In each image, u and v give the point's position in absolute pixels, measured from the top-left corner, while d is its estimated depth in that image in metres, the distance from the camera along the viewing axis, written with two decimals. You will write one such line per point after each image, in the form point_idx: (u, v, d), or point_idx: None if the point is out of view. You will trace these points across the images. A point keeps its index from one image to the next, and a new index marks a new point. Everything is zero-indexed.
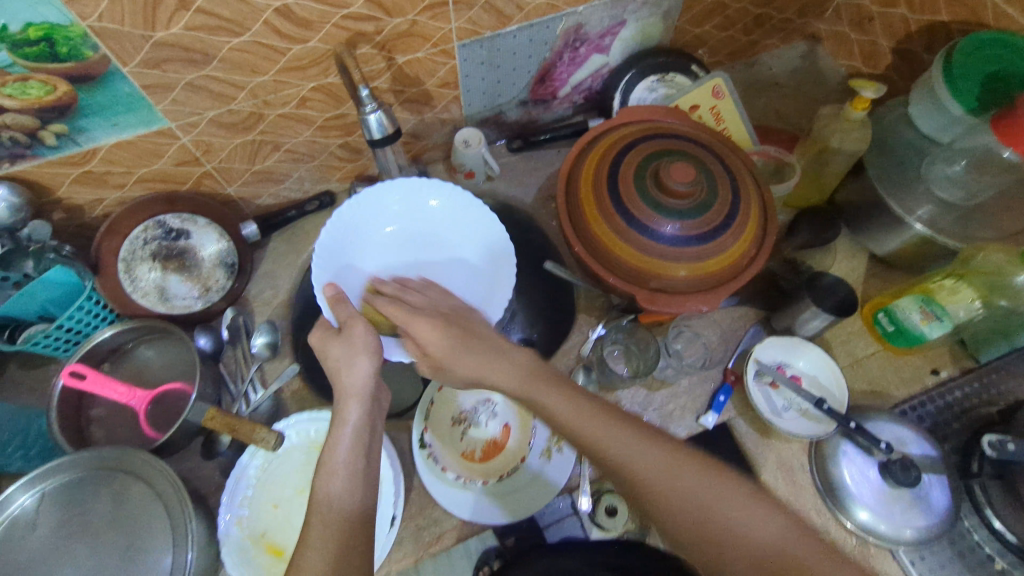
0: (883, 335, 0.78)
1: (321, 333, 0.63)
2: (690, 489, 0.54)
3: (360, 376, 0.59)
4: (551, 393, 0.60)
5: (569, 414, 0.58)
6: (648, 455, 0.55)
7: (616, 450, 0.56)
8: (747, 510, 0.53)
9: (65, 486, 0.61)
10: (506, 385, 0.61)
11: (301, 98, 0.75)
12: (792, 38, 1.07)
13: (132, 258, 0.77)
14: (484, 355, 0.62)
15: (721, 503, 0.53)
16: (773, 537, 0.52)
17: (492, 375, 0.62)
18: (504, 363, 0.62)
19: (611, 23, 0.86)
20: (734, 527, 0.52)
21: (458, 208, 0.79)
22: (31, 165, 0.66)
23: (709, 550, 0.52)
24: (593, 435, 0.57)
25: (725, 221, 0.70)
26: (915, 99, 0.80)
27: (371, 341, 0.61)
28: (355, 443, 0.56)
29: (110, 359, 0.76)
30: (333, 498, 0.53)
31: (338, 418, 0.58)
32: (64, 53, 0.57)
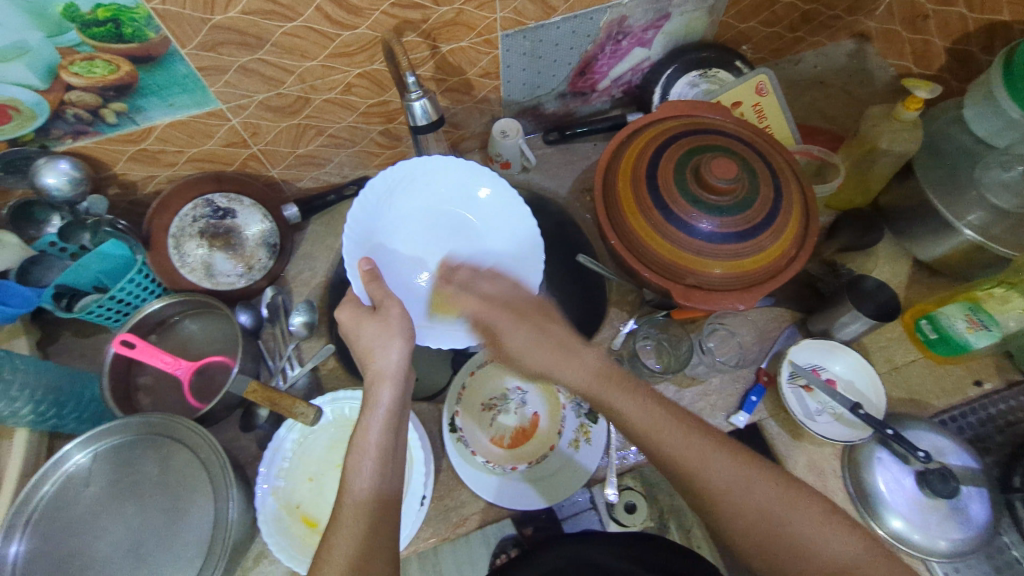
0: (924, 342, 0.76)
1: (353, 310, 0.65)
2: (762, 503, 0.53)
3: (391, 359, 0.61)
4: (617, 395, 0.60)
5: (640, 419, 0.57)
6: (726, 472, 0.54)
7: (691, 463, 0.55)
8: (824, 531, 0.52)
9: (116, 447, 0.64)
10: (574, 381, 0.62)
11: (346, 84, 0.77)
12: (840, 36, 1.05)
13: (181, 233, 0.80)
14: (556, 351, 0.63)
15: (794, 519, 0.52)
16: (847, 556, 0.51)
17: (563, 372, 0.63)
18: (573, 362, 0.62)
19: (655, 16, 0.85)
20: (810, 544, 0.51)
21: (506, 202, 0.80)
22: (92, 141, 0.69)
23: (783, 563, 0.51)
24: (665, 450, 0.56)
25: (765, 220, 0.69)
26: (970, 100, 0.77)
27: (405, 326, 0.63)
28: (389, 423, 0.58)
29: (157, 331, 0.80)
30: (360, 481, 0.54)
31: (370, 399, 0.59)
32: (128, 33, 0.59)
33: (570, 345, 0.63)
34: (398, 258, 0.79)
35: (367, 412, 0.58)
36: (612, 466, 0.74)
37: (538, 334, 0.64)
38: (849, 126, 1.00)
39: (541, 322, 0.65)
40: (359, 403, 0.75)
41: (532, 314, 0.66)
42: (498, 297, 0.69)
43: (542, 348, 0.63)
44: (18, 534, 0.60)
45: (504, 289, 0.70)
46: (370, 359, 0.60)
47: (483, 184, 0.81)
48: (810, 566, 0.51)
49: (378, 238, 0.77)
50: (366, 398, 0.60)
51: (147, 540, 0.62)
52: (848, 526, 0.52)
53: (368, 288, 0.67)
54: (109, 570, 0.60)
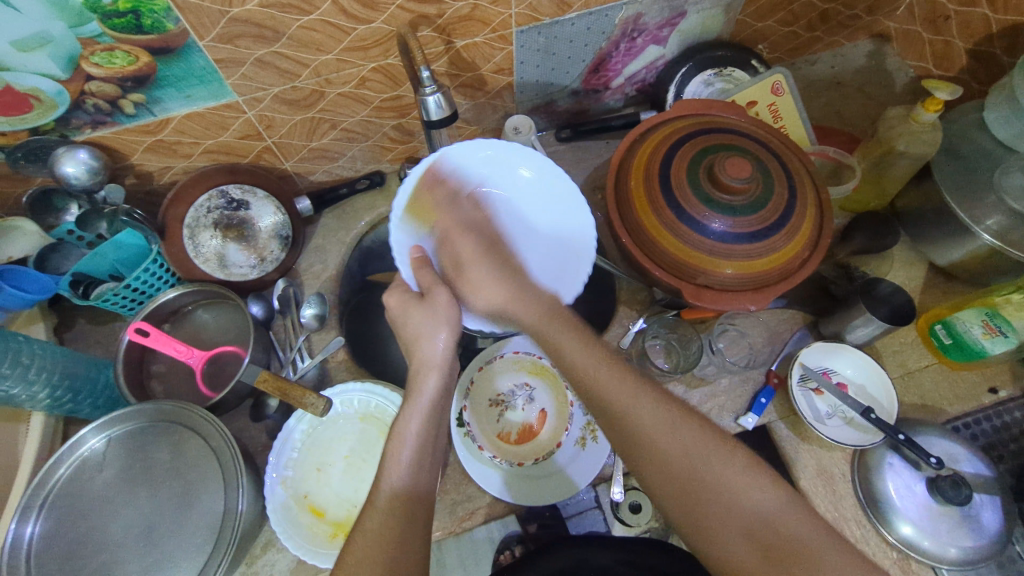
0: (939, 347, 0.75)
1: (401, 296, 0.65)
2: (687, 447, 0.53)
3: (436, 347, 0.60)
4: (568, 338, 0.62)
5: (583, 360, 0.60)
6: (650, 413, 0.55)
7: (622, 404, 0.56)
8: (747, 481, 0.52)
9: (130, 433, 0.65)
10: (525, 318, 0.67)
11: (361, 78, 0.77)
12: (858, 36, 1.03)
13: (196, 224, 0.80)
14: (513, 287, 0.69)
15: (715, 467, 0.52)
16: (766, 508, 0.51)
17: (516, 310, 0.68)
18: (529, 299, 0.68)
19: (671, 14, 0.85)
20: (731, 493, 0.51)
21: (549, 184, 0.78)
22: (110, 131, 0.70)
23: (697, 508, 0.51)
24: (599, 387, 0.57)
25: (779, 221, 0.69)
26: (992, 104, 0.76)
27: (452, 314, 0.62)
28: (428, 416, 0.58)
29: (170, 320, 0.81)
30: (397, 474, 0.54)
31: (414, 389, 0.59)
32: (148, 24, 0.59)
33: (528, 287, 0.70)
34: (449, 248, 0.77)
35: (410, 401, 0.58)
36: (618, 464, 0.76)
37: (497, 268, 0.72)
38: (866, 127, 0.98)
39: (504, 259, 0.74)
40: (368, 396, 0.76)
41: (498, 252, 0.74)
42: (470, 228, 0.76)
43: (500, 286, 0.69)
44: (34, 514, 0.61)
45: (470, 218, 0.76)
46: (416, 347, 0.61)
47: (521, 163, 0.78)
48: (731, 514, 0.51)
49: (422, 228, 0.76)
50: (410, 386, 0.60)
51: (159, 525, 0.62)
52: (773, 482, 0.52)
53: (416, 274, 0.67)
54: (121, 553, 0.61)
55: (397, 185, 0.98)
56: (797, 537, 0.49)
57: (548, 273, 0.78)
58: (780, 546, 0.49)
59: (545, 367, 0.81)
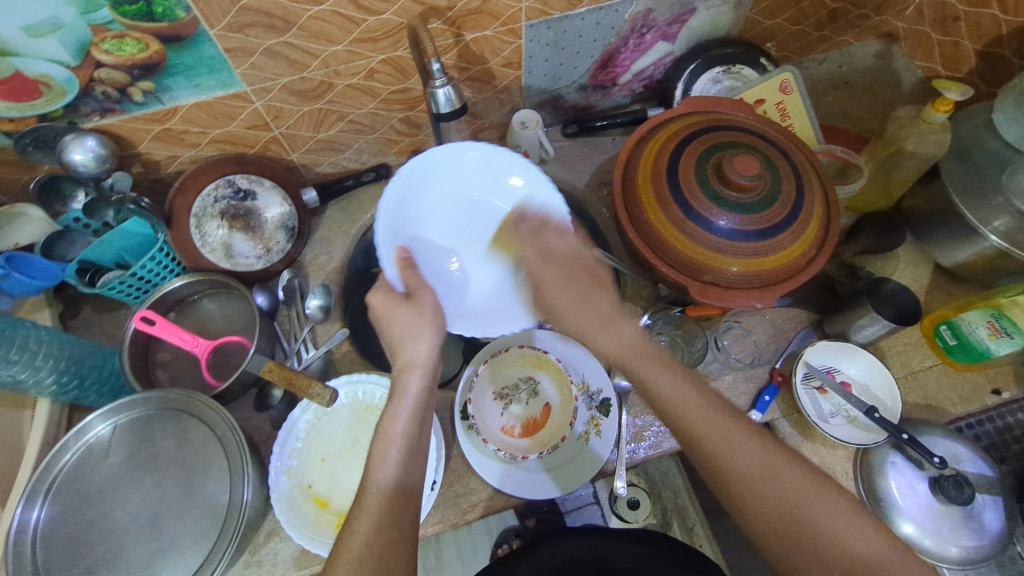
0: (943, 348, 0.75)
1: (385, 295, 0.64)
2: (789, 491, 0.52)
3: (421, 347, 0.61)
4: (652, 366, 0.60)
5: (674, 396, 0.58)
6: (749, 457, 0.53)
7: (719, 447, 0.54)
8: (849, 521, 0.51)
9: (137, 421, 0.66)
10: (609, 349, 0.64)
11: (369, 69, 0.77)
12: (866, 36, 1.03)
13: (202, 214, 0.81)
14: (594, 318, 0.65)
15: (819, 508, 0.51)
16: (874, 554, 0.49)
17: (602, 338, 0.64)
18: (610, 332, 0.64)
19: (680, 10, 0.85)
20: (836, 537, 0.50)
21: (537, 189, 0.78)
22: (118, 119, 0.70)
23: (801, 554, 0.50)
24: (694, 430, 0.56)
25: (786, 218, 0.69)
26: (1000, 104, 0.75)
27: (437, 313, 0.63)
28: (414, 414, 0.58)
29: (175, 309, 0.81)
30: (386, 471, 0.54)
31: (400, 387, 0.59)
32: (159, 12, 0.59)
33: (611, 316, 0.65)
34: (436, 249, 0.81)
35: (396, 400, 0.59)
36: (622, 459, 0.74)
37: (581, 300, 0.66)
38: (874, 128, 0.98)
39: (587, 286, 0.67)
40: (372, 388, 0.76)
41: (581, 275, 0.68)
42: (551, 255, 0.71)
43: (582, 315, 0.66)
44: (39, 499, 0.61)
45: (567, 249, 0.70)
46: (401, 350, 0.61)
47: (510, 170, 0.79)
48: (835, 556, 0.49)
49: (411, 230, 0.78)
50: (395, 386, 0.60)
51: (163, 512, 0.63)
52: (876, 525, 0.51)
53: (403, 274, 0.67)
54: (126, 539, 0.61)
55: None
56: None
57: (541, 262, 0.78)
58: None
59: (550, 361, 0.80)
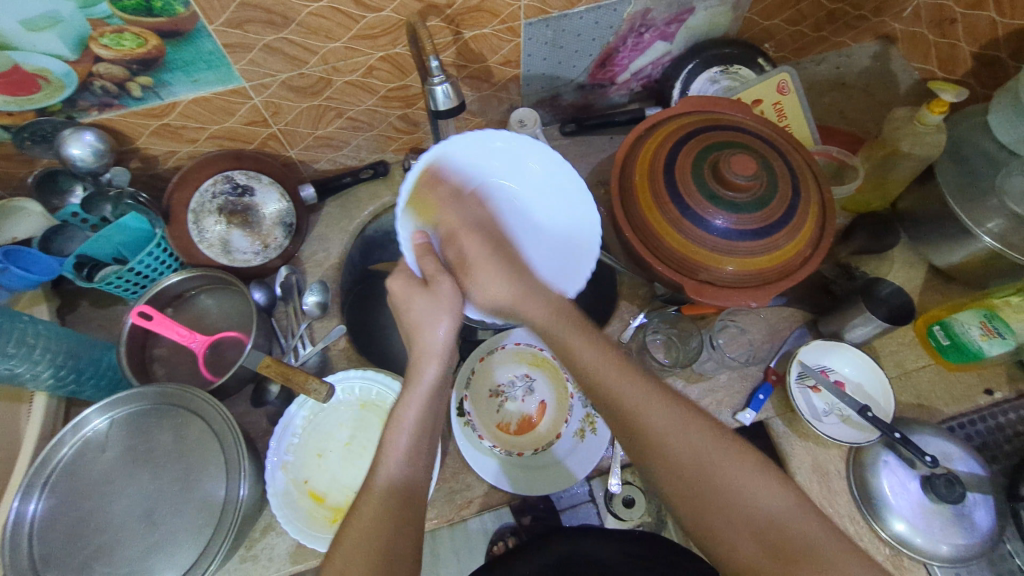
0: (936, 348, 0.76)
1: (405, 279, 0.63)
2: (698, 448, 0.54)
3: (438, 335, 0.60)
4: (576, 336, 0.62)
5: (597, 364, 0.59)
6: (663, 415, 0.56)
7: (635, 407, 0.56)
8: (753, 482, 0.53)
9: (134, 415, 0.66)
10: (535, 319, 0.65)
11: (368, 66, 0.77)
12: (864, 37, 1.03)
13: (200, 209, 0.80)
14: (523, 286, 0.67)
15: (721, 465, 0.53)
16: (770, 508, 0.51)
17: (526, 306, 0.66)
18: (538, 301, 0.66)
19: (679, 10, 0.85)
20: (738, 493, 0.52)
21: (558, 178, 0.78)
22: (117, 114, 0.70)
23: (703, 506, 0.53)
24: (611, 389, 0.58)
25: (782, 219, 0.69)
26: (994, 107, 0.77)
27: (457, 302, 0.61)
28: (424, 408, 0.58)
29: (173, 304, 0.81)
30: (392, 470, 0.55)
31: (415, 374, 0.60)
32: (158, 7, 0.59)
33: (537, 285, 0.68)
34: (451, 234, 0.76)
35: (411, 387, 0.59)
36: (617, 455, 0.75)
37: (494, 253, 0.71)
38: (870, 129, 0.99)
39: (509, 256, 0.71)
40: (369, 383, 0.76)
41: (504, 249, 0.72)
42: (473, 223, 0.73)
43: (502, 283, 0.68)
44: (37, 493, 0.62)
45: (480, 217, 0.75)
46: (417, 336, 0.60)
47: (529, 156, 0.78)
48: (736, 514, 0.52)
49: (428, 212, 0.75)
50: (411, 373, 0.60)
51: (160, 505, 0.63)
52: (781, 481, 0.53)
53: (420, 261, 0.64)
54: (122, 533, 0.61)
55: (400, 175, 0.98)
56: (803, 537, 0.50)
57: (552, 270, 0.78)
58: (789, 551, 0.49)
59: (547, 360, 0.82)
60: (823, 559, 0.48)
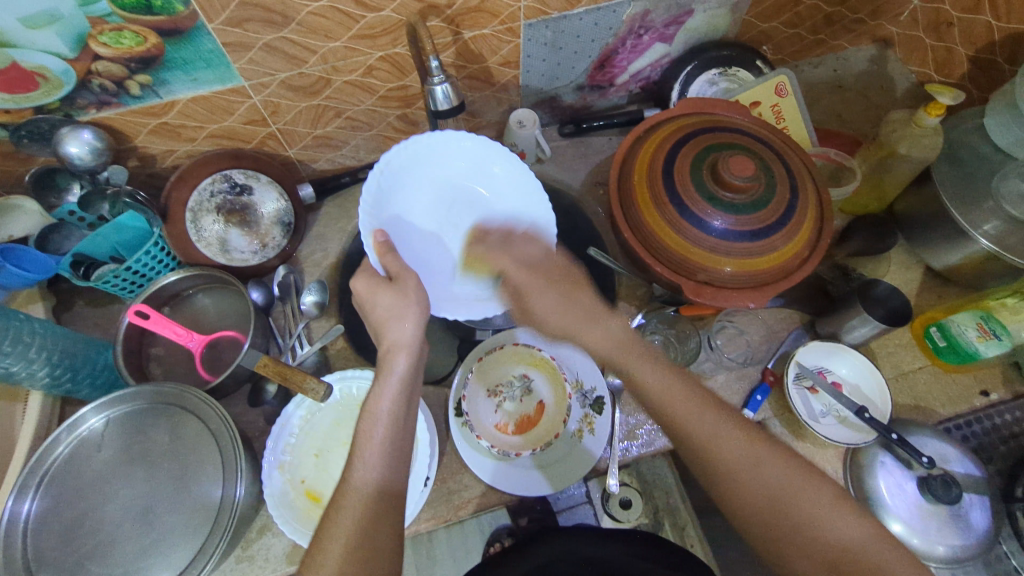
0: (933, 350, 0.76)
1: (368, 280, 0.64)
2: (773, 480, 0.54)
3: (407, 330, 0.60)
4: (641, 364, 0.62)
5: (662, 391, 0.60)
6: (738, 450, 0.56)
7: (706, 438, 0.57)
8: (830, 511, 0.53)
9: (129, 414, 0.66)
10: (592, 346, 0.66)
11: (368, 66, 0.77)
12: (862, 40, 1.04)
13: (199, 208, 0.80)
14: (581, 316, 0.67)
15: (800, 495, 0.53)
16: (849, 537, 0.52)
17: (586, 336, 0.67)
18: (596, 329, 0.66)
19: (677, 12, 0.85)
20: (814, 524, 0.52)
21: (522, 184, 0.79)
22: (115, 112, 0.70)
23: (780, 539, 0.53)
24: (684, 424, 0.58)
25: (779, 220, 0.69)
26: (992, 110, 0.78)
27: (423, 297, 0.62)
28: (398, 401, 0.58)
29: (170, 304, 0.81)
30: (369, 470, 0.54)
31: (385, 367, 0.59)
32: (157, 5, 0.59)
33: (596, 313, 0.67)
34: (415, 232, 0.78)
35: (382, 379, 0.59)
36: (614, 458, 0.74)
37: (544, 282, 0.69)
38: (867, 131, 0.99)
39: (573, 289, 0.69)
40: (367, 384, 0.76)
41: (561, 281, 0.69)
42: (527, 264, 0.72)
43: (557, 311, 0.68)
44: (31, 492, 0.61)
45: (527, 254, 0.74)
46: (386, 329, 0.60)
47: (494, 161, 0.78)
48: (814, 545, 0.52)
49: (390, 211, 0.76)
50: (382, 365, 0.60)
51: (156, 505, 0.63)
52: (854, 511, 0.53)
53: (382, 260, 0.66)
54: (117, 533, 0.61)
55: None
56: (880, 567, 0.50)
57: None
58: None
59: (544, 359, 0.80)
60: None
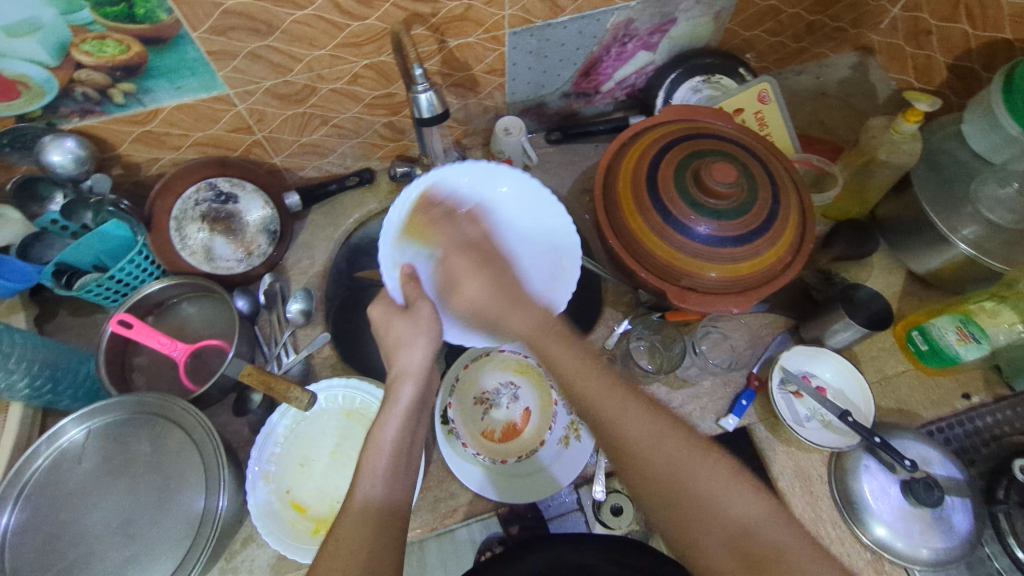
0: (915, 353, 0.77)
1: (384, 309, 0.65)
2: (678, 456, 0.53)
3: (418, 356, 0.61)
4: (556, 347, 0.62)
5: (572, 369, 0.59)
6: (642, 426, 0.55)
7: (610, 415, 0.56)
8: (730, 488, 0.52)
9: (112, 425, 0.65)
10: (519, 331, 0.66)
11: (353, 74, 0.77)
12: (843, 48, 1.06)
13: (183, 216, 0.80)
14: (507, 300, 0.68)
15: (695, 469, 0.52)
16: (745, 515, 0.50)
17: (511, 321, 0.67)
18: (519, 312, 0.67)
19: (661, 20, 0.86)
20: (711, 502, 0.51)
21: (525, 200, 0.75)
22: (98, 120, 0.69)
23: (679, 515, 0.52)
24: (591, 400, 0.57)
25: (762, 226, 0.70)
26: (969, 116, 0.78)
27: (434, 325, 0.63)
28: (403, 429, 0.58)
29: (154, 312, 0.80)
30: (372, 485, 0.54)
31: (391, 396, 0.60)
32: (141, 14, 0.60)
33: (522, 299, 0.68)
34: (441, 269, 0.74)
35: (386, 411, 0.59)
36: (601, 463, 0.76)
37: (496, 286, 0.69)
38: (850, 137, 1.00)
39: (500, 268, 0.72)
40: (352, 392, 0.76)
41: (493, 261, 0.72)
42: (464, 244, 0.73)
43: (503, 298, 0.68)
44: (10, 505, 0.60)
45: (474, 237, 0.74)
46: (395, 356, 0.61)
47: (499, 179, 0.75)
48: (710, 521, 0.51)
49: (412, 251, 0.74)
50: (388, 394, 0.60)
51: (137, 517, 0.62)
52: (755, 489, 0.52)
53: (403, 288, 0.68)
54: (98, 546, 0.60)
55: (386, 182, 0.98)
56: (782, 551, 0.48)
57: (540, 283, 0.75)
58: (761, 555, 0.49)
59: (529, 366, 0.81)
60: (797, 566, 0.48)
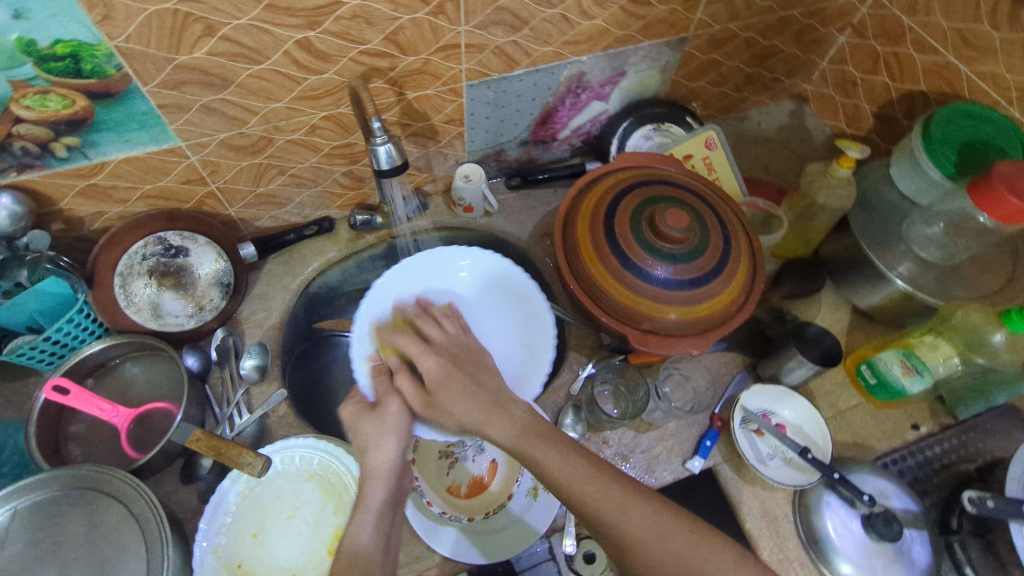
0: (866, 387, 0.81)
1: (353, 408, 0.64)
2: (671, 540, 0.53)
3: (386, 457, 0.60)
4: (550, 455, 0.57)
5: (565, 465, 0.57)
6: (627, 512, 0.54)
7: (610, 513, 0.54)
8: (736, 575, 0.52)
9: (38, 505, 0.59)
10: (500, 438, 0.60)
11: (311, 125, 0.77)
12: (780, 97, 1.13)
13: (128, 272, 0.76)
14: (484, 406, 0.61)
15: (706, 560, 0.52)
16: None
17: (492, 429, 0.60)
18: (502, 416, 0.60)
19: (611, 73, 0.91)
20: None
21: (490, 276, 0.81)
22: (38, 175, 0.66)
23: None
24: (579, 492, 0.55)
25: (715, 267, 0.73)
26: (895, 163, 0.83)
27: (404, 422, 0.62)
28: (379, 524, 0.57)
29: (95, 375, 0.76)
30: (356, 553, 0.55)
31: (362, 499, 0.59)
32: (87, 69, 0.58)
33: (501, 401, 0.62)
34: None
35: (358, 513, 0.58)
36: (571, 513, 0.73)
37: (471, 387, 0.62)
38: (792, 180, 1.06)
39: (473, 375, 0.64)
40: (310, 453, 0.72)
41: (467, 365, 0.65)
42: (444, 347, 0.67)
43: (475, 400, 0.61)
44: None
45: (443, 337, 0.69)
46: (364, 459, 0.60)
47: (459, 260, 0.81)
48: None
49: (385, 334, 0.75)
50: (359, 498, 0.59)
51: None
52: None
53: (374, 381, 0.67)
54: None
55: (346, 231, 0.97)
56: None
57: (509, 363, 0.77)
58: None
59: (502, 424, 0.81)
60: None
